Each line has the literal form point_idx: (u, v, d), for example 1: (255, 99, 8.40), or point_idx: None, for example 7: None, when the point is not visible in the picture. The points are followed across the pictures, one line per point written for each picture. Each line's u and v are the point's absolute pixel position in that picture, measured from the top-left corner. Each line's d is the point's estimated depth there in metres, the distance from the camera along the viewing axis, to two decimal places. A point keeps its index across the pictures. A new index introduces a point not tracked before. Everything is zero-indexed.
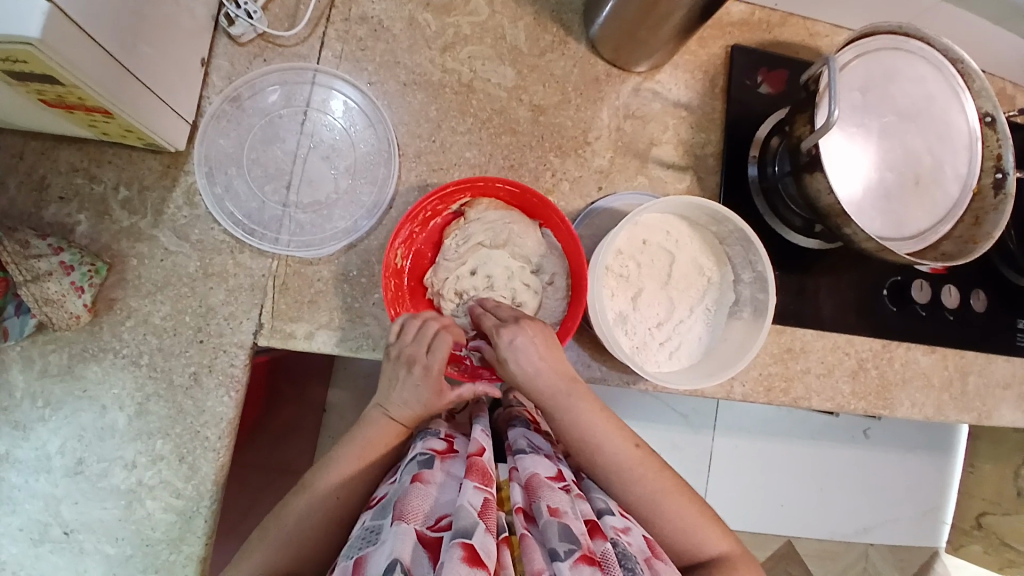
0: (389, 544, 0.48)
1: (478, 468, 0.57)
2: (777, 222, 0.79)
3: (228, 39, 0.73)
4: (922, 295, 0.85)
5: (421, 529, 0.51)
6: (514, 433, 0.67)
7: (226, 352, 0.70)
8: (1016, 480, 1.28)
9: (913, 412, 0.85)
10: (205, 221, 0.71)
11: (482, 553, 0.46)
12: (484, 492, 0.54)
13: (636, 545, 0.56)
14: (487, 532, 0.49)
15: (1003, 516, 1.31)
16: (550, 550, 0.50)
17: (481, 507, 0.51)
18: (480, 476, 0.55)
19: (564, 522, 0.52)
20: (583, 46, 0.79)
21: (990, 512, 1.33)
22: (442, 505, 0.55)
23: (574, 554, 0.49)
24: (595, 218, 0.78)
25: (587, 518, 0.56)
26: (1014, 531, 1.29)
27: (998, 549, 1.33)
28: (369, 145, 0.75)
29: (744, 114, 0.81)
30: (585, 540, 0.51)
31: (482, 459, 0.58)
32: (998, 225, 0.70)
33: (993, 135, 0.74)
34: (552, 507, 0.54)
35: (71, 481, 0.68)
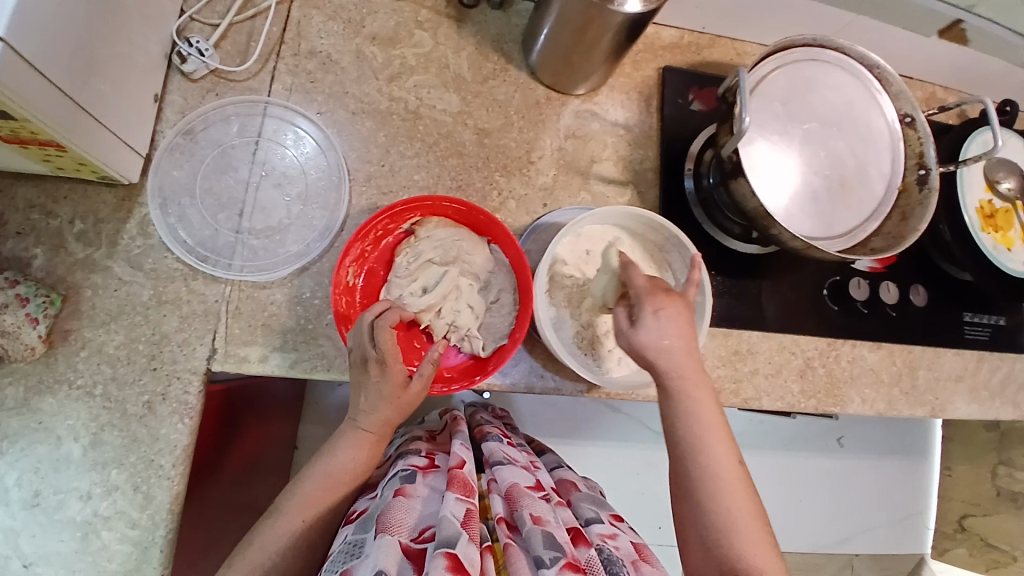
0: (372, 557, 0.50)
1: (460, 478, 0.59)
2: (716, 230, 0.83)
3: (180, 76, 0.76)
4: (861, 292, 0.88)
5: (405, 542, 0.52)
6: (492, 446, 0.74)
7: (180, 379, 0.71)
8: (994, 480, 1.29)
9: (864, 408, 0.87)
10: (159, 250, 0.73)
11: (466, 563, 0.49)
12: (467, 502, 0.56)
13: (622, 549, 0.61)
14: (472, 542, 0.51)
15: (983, 515, 1.32)
16: (535, 558, 0.53)
17: (464, 517, 0.53)
18: (462, 488, 0.57)
19: (548, 532, 0.55)
20: (524, 73, 0.84)
21: (972, 514, 1.34)
22: (425, 517, 0.57)
23: (558, 562, 0.51)
24: (541, 233, 0.80)
25: (568, 528, 0.60)
26: (998, 530, 1.29)
27: (981, 549, 1.33)
28: (321, 170, 0.77)
29: (678, 132, 0.86)
30: (568, 548, 0.54)
31: (462, 471, 0.61)
32: (922, 220, 0.75)
33: (914, 134, 0.79)
34: (534, 515, 0.57)
35: (28, 514, 0.67)
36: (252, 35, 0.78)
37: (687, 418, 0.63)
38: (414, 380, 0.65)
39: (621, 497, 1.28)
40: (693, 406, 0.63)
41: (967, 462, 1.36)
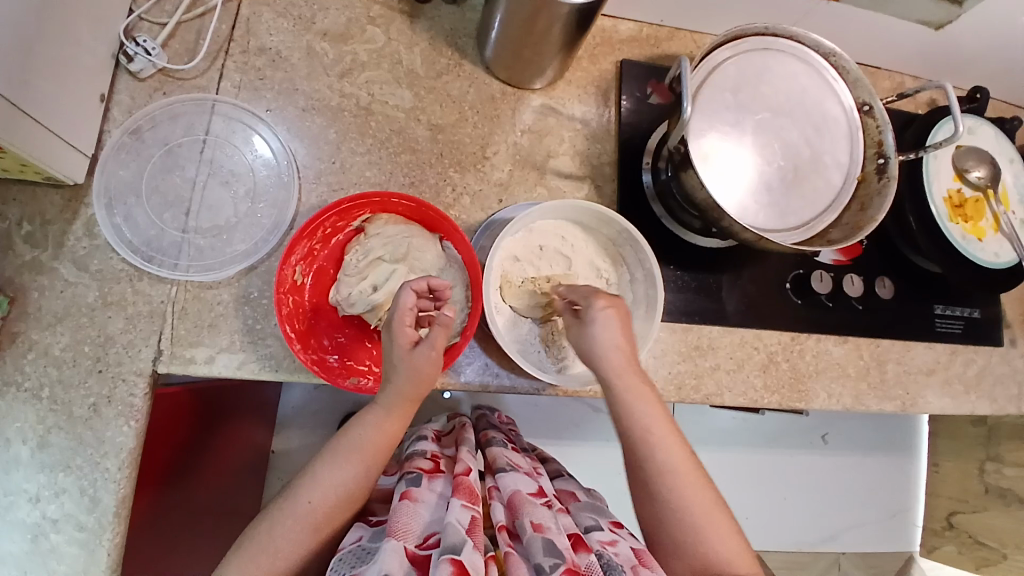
0: (378, 562, 0.52)
1: (465, 487, 0.63)
2: (675, 224, 0.82)
3: (128, 75, 0.75)
4: (824, 286, 0.87)
5: (409, 548, 0.55)
6: (497, 451, 0.76)
7: (125, 381, 0.70)
8: (982, 477, 1.25)
9: (831, 403, 0.86)
10: (104, 251, 0.71)
11: (468, 568, 0.51)
12: (470, 509, 0.59)
13: (622, 555, 0.59)
14: (475, 549, 0.53)
15: (971, 513, 1.29)
16: (535, 565, 0.54)
17: (467, 525, 0.56)
18: (467, 496, 0.61)
19: (548, 538, 0.56)
20: (479, 68, 0.82)
21: (959, 511, 1.32)
22: (430, 524, 0.59)
23: (557, 568, 0.53)
24: (496, 229, 0.79)
25: (569, 534, 0.60)
26: (987, 527, 1.24)
27: (972, 547, 1.29)
28: (271, 168, 0.76)
29: (636, 125, 0.85)
30: (568, 555, 0.55)
31: (468, 479, 0.65)
32: (880, 209, 0.73)
33: (872, 122, 0.78)
34: (535, 522, 0.58)
35: None
36: (201, 32, 0.77)
37: (635, 412, 0.63)
38: (421, 346, 0.63)
39: None
40: (635, 399, 0.63)
41: (953, 458, 1.33)
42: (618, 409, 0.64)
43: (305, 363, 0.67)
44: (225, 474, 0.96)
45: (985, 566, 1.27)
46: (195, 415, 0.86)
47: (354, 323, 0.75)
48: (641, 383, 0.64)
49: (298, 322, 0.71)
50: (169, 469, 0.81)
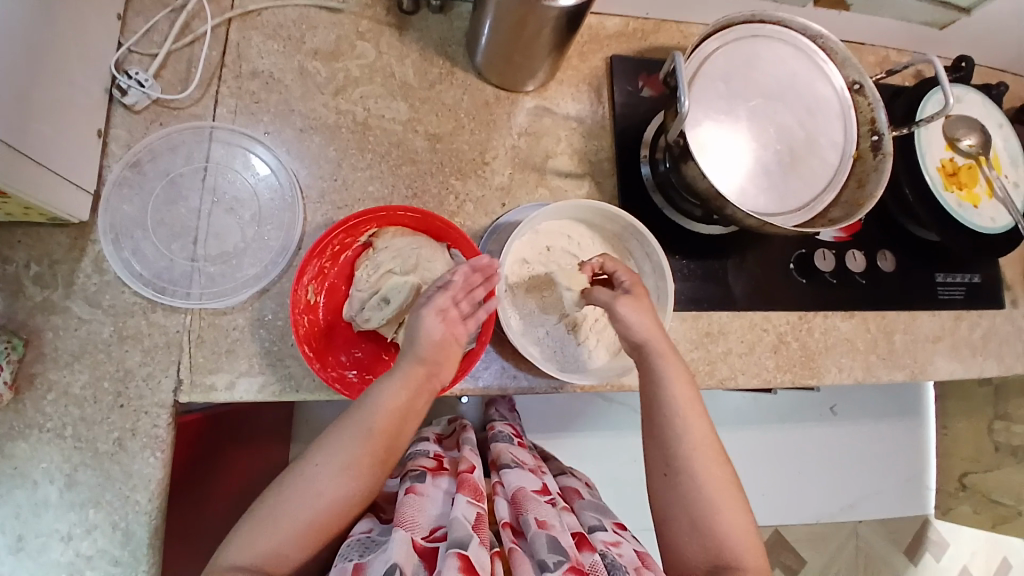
0: (387, 551, 0.56)
1: (470, 484, 0.66)
2: (677, 214, 0.83)
3: (124, 109, 0.75)
4: (827, 263, 0.88)
5: (416, 539, 0.59)
6: (501, 448, 0.80)
7: (147, 414, 0.70)
8: (992, 436, 1.29)
9: (842, 377, 0.87)
10: (115, 286, 0.72)
11: (476, 564, 0.54)
12: (475, 506, 0.62)
13: (626, 556, 0.63)
14: (482, 546, 0.56)
15: (984, 472, 1.32)
16: (540, 562, 0.57)
17: (474, 521, 0.60)
18: (472, 493, 0.64)
19: (553, 536, 0.59)
20: (471, 75, 0.83)
21: (973, 471, 1.34)
22: (435, 518, 0.63)
23: (562, 565, 0.55)
24: (501, 233, 0.80)
25: (573, 533, 0.64)
26: (1000, 484, 1.29)
27: (987, 505, 1.34)
28: (274, 190, 0.77)
29: (631, 119, 0.86)
30: (573, 552, 0.58)
31: (473, 478, 0.68)
32: (877, 185, 0.75)
33: (864, 100, 0.79)
34: (540, 519, 0.61)
35: (14, 561, 0.67)
36: (192, 61, 0.77)
37: (665, 389, 0.67)
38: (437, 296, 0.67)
39: (619, 488, 1.27)
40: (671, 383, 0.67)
41: (964, 419, 1.35)
42: (651, 389, 0.68)
43: (327, 381, 0.68)
44: (242, 491, 0.95)
45: (1000, 523, 1.34)
46: (213, 440, 0.85)
47: (369, 337, 0.75)
48: (676, 367, 0.68)
49: (315, 341, 0.71)
50: (189, 495, 0.82)
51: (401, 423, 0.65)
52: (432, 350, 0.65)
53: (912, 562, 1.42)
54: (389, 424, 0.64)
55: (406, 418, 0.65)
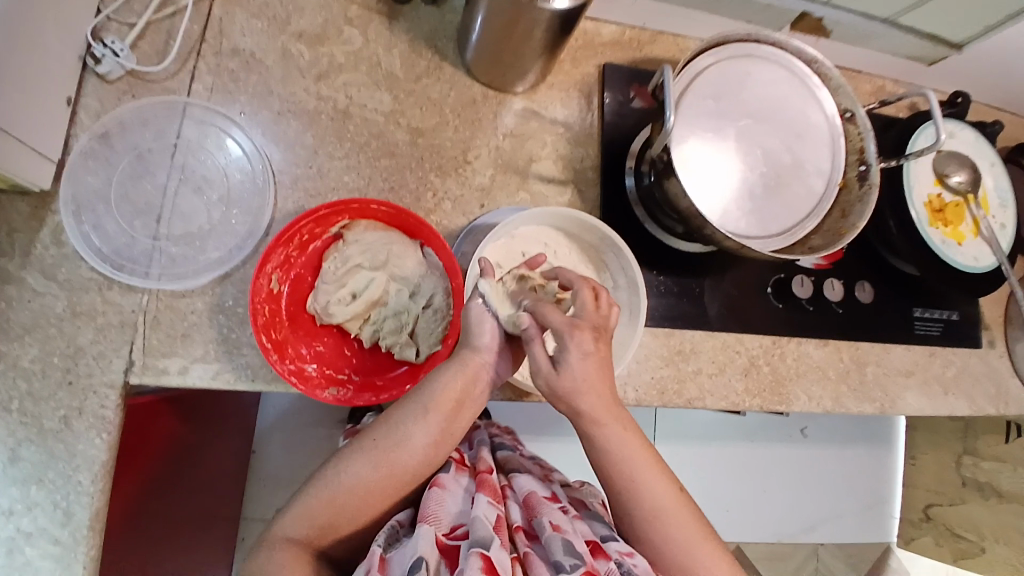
0: (411, 545, 0.55)
1: (489, 485, 0.65)
2: (657, 228, 0.82)
3: (97, 78, 0.72)
4: (804, 290, 0.87)
5: (438, 536, 0.58)
6: (507, 454, 0.78)
7: (96, 393, 0.67)
8: (958, 470, 1.31)
9: (811, 406, 0.86)
10: (73, 260, 0.69)
11: (497, 565, 0.53)
12: (495, 507, 0.61)
13: (639, 565, 0.59)
14: (502, 547, 0.55)
15: (949, 505, 1.33)
16: (555, 563, 0.56)
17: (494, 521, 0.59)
18: (491, 493, 0.63)
19: (567, 540, 0.59)
20: (459, 71, 0.81)
21: (937, 503, 1.35)
22: (457, 515, 0.62)
23: (578, 568, 0.55)
24: (477, 235, 0.77)
25: (589, 540, 0.61)
26: (969, 520, 1.31)
27: (949, 539, 1.34)
28: (245, 173, 0.75)
29: (619, 129, 0.84)
30: (588, 557, 0.57)
31: (491, 477, 0.67)
32: (860, 217, 0.74)
33: (854, 129, 0.78)
34: (554, 523, 0.61)
35: None
36: (171, 34, 0.74)
37: (614, 454, 0.63)
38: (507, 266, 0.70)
39: None
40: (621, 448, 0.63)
41: (930, 449, 1.37)
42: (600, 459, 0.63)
43: (282, 374, 0.65)
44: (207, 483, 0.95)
45: (963, 559, 1.33)
46: (173, 423, 0.83)
47: (333, 331, 0.73)
48: (624, 427, 0.63)
49: (275, 332, 0.69)
50: (150, 473, 0.80)
51: (455, 411, 0.64)
52: (487, 341, 0.65)
53: None
54: (448, 409, 0.63)
55: (462, 407, 0.64)
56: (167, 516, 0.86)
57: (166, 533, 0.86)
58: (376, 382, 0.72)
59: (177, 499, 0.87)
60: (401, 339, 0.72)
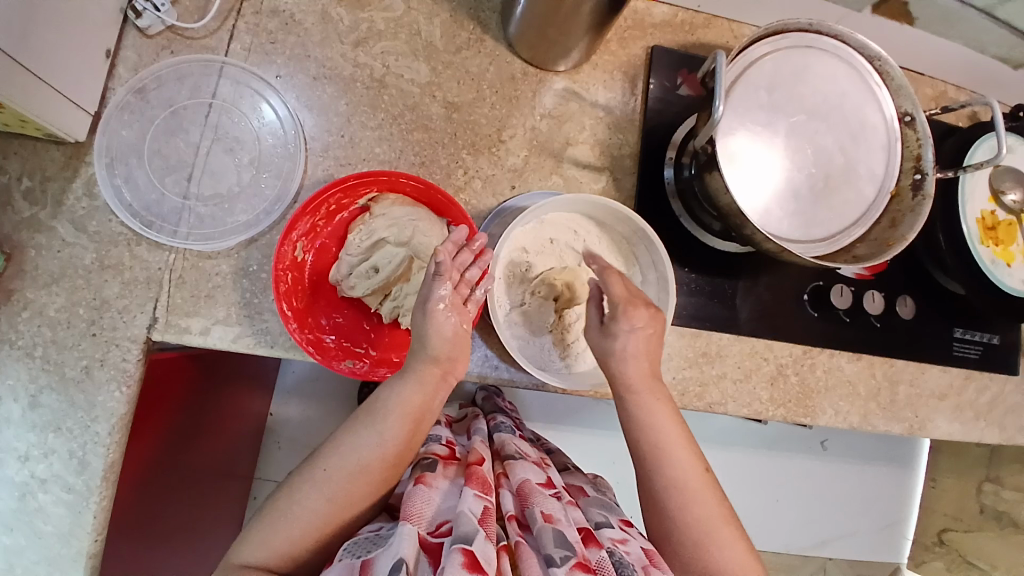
0: (394, 545, 0.54)
1: (478, 476, 0.64)
2: (694, 225, 0.79)
3: (137, 31, 0.72)
4: (843, 300, 0.83)
5: (422, 534, 0.57)
6: (503, 439, 0.79)
7: (118, 347, 0.68)
8: (979, 497, 1.26)
9: (836, 421, 0.83)
10: (104, 213, 0.69)
11: (480, 559, 0.52)
12: (483, 500, 0.61)
13: (633, 554, 0.61)
14: (486, 540, 0.55)
15: (965, 532, 1.29)
16: (545, 555, 0.56)
17: (480, 514, 0.58)
18: (480, 486, 0.62)
19: (558, 530, 0.58)
20: (500, 45, 0.78)
21: (953, 528, 1.31)
22: (443, 510, 0.61)
23: (569, 560, 0.54)
24: (506, 217, 0.76)
25: (580, 529, 0.62)
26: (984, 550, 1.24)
27: (961, 566, 1.28)
28: (277, 137, 0.74)
29: (663, 117, 0.80)
30: (579, 547, 0.57)
31: (481, 469, 0.66)
32: (911, 229, 0.69)
33: (913, 135, 0.73)
34: (545, 513, 0.60)
35: None
36: None
37: (647, 424, 0.65)
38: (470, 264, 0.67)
39: None
40: (645, 407, 0.66)
41: (953, 475, 1.32)
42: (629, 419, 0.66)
43: (300, 344, 0.65)
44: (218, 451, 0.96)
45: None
46: (199, 380, 0.84)
47: (354, 303, 0.73)
48: (659, 399, 0.67)
49: (296, 300, 0.69)
50: (175, 427, 0.81)
51: (412, 435, 0.64)
52: (445, 349, 0.65)
53: None
54: (408, 428, 0.64)
55: (419, 428, 0.65)
56: (183, 475, 0.86)
57: (183, 485, 0.86)
58: (393, 358, 0.72)
59: (195, 458, 0.88)
60: None
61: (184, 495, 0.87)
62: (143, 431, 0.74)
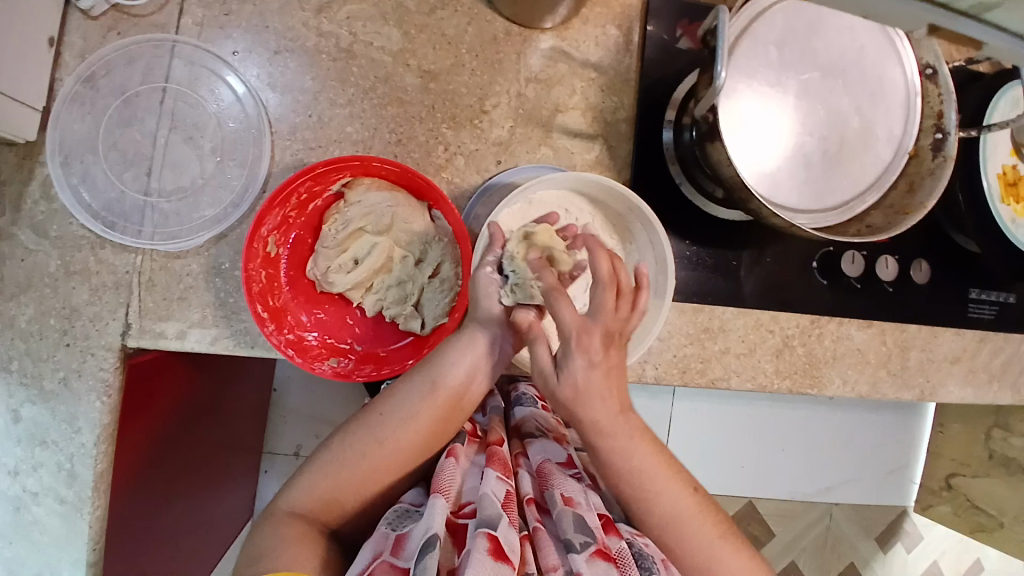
0: (424, 521, 0.53)
1: (500, 458, 0.62)
2: (694, 192, 0.73)
3: (79, 12, 0.65)
4: (854, 267, 0.78)
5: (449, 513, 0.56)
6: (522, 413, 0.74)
7: (94, 356, 0.65)
8: (987, 443, 1.25)
9: (845, 391, 0.79)
10: (63, 215, 0.64)
11: (506, 548, 0.51)
12: (505, 483, 0.59)
13: (650, 546, 0.60)
14: (511, 527, 0.54)
15: (971, 477, 1.28)
16: (565, 540, 0.55)
17: (503, 499, 0.56)
18: (501, 468, 0.60)
19: (579, 515, 0.57)
20: (479, 1, 0.70)
21: (960, 473, 1.29)
22: (468, 491, 0.60)
23: (589, 547, 0.53)
24: (492, 195, 0.71)
25: (601, 514, 0.59)
26: (989, 494, 1.29)
27: (968, 510, 1.30)
28: (240, 120, 0.68)
29: (661, 75, 0.73)
30: (599, 535, 0.55)
31: (502, 449, 0.64)
32: (931, 195, 0.63)
33: (934, 88, 0.66)
34: (566, 496, 0.58)
35: None
36: None
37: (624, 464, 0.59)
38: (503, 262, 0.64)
39: None
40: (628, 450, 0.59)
41: (961, 421, 1.29)
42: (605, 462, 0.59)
43: (279, 347, 0.62)
44: (227, 428, 0.96)
45: (978, 531, 1.32)
46: (194, 376, 0.83)
47: (334, 298, 0.69)
48: (637, 432, 0.60)
49: (272, 298, 0.65)
50: (176, 425, 0.80)
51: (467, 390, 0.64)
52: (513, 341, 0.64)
53: (880, 551, 1.38)
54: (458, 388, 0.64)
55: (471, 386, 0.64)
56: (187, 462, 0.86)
57: (184, 475, 0.85)
58: (380, 352, 0.69)
59: (201, 440, 0.88)
60: (405, 311, 0.68)
61: (188, 480, 0.87)
62: (138, 428, 0.72)
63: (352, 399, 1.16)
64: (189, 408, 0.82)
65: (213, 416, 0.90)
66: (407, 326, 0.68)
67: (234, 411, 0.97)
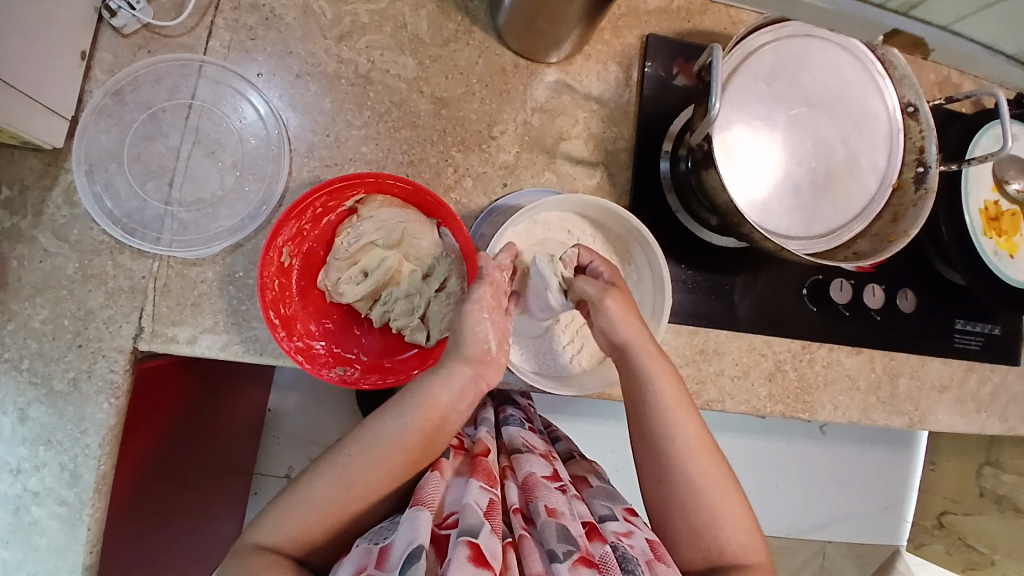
0: (406, 532, 0.53)
1: (484, 467, 0.62)
2: (688, 219, 0.77)
3: (112, 31, 0.69)
4: (843, 294, 0.82)
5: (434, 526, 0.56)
6: (513, 431, 0.75)
7: (105, 359, 0.66)
8: (978, 480, 1.25)
9: (836, 415, 0.81)
10: (85, 221, 0.67)
11: (487, 553, 0.51)
12: (488, 492, 0.59)
13: (637, 547, 0.59)
14: (492, 533, 0.54)
15: (964, 515, 1.28)
16: (549, 550, 0.55)
17: (485, 507, 0.57)
18: (484, 477, 0.61)
19: (562, 523, 0.57)
20: (489, 36, 0.75)
21: (951, 511, 1.30)
22: (451, 501, 0.60)
23: (571, 555, 0.54)
24: (498, 216, 0.74)
25: (585, 522, 0.60)
26: (981, 533, 1.27)
27: (961, 548, 1.29)
28: (260, 137, 0.71)
29: (659, 109, 0.78)
30: (583, 542, 0.56)
31: (486, 459, 0.64)
32: (914, 222, 0.67)
33: (915, 126, 0.71)
34: (549, 507, 0.59)
35: None
36: None
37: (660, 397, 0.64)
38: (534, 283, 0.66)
39: None
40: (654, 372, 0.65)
41: (953, 458, 1.31)
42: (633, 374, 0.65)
43: (288, 352, 0.64)
44: (220, 443, 0.95)
45: (971, 570, 1.30)
46: (194, 384, 0.83)
47: (343, 309, 0.72)
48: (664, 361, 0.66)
49: (283, 308, 0.67)
50: (175, 430, 0.81)
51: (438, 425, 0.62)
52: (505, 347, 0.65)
53: None
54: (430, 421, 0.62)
55: (444, 421, 0.63)
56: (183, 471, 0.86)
57: (179, 486, 0.85)
58: (385, 364, 0.71)
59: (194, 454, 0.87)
60: (412, 324, 0.70)
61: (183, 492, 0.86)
62: (138, 433, 0.73)
63: (349, 419, 1.16)
64: (187, 417, 0.83)
65: (208, 428, 0.90)
66: (412, 339, 0.70)
67: (231, 423, 0.97)
